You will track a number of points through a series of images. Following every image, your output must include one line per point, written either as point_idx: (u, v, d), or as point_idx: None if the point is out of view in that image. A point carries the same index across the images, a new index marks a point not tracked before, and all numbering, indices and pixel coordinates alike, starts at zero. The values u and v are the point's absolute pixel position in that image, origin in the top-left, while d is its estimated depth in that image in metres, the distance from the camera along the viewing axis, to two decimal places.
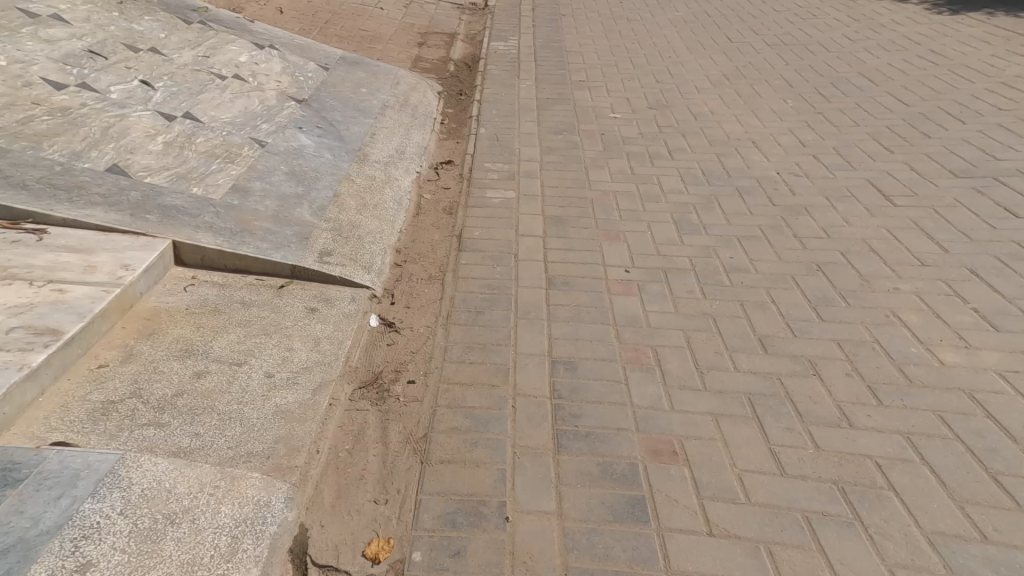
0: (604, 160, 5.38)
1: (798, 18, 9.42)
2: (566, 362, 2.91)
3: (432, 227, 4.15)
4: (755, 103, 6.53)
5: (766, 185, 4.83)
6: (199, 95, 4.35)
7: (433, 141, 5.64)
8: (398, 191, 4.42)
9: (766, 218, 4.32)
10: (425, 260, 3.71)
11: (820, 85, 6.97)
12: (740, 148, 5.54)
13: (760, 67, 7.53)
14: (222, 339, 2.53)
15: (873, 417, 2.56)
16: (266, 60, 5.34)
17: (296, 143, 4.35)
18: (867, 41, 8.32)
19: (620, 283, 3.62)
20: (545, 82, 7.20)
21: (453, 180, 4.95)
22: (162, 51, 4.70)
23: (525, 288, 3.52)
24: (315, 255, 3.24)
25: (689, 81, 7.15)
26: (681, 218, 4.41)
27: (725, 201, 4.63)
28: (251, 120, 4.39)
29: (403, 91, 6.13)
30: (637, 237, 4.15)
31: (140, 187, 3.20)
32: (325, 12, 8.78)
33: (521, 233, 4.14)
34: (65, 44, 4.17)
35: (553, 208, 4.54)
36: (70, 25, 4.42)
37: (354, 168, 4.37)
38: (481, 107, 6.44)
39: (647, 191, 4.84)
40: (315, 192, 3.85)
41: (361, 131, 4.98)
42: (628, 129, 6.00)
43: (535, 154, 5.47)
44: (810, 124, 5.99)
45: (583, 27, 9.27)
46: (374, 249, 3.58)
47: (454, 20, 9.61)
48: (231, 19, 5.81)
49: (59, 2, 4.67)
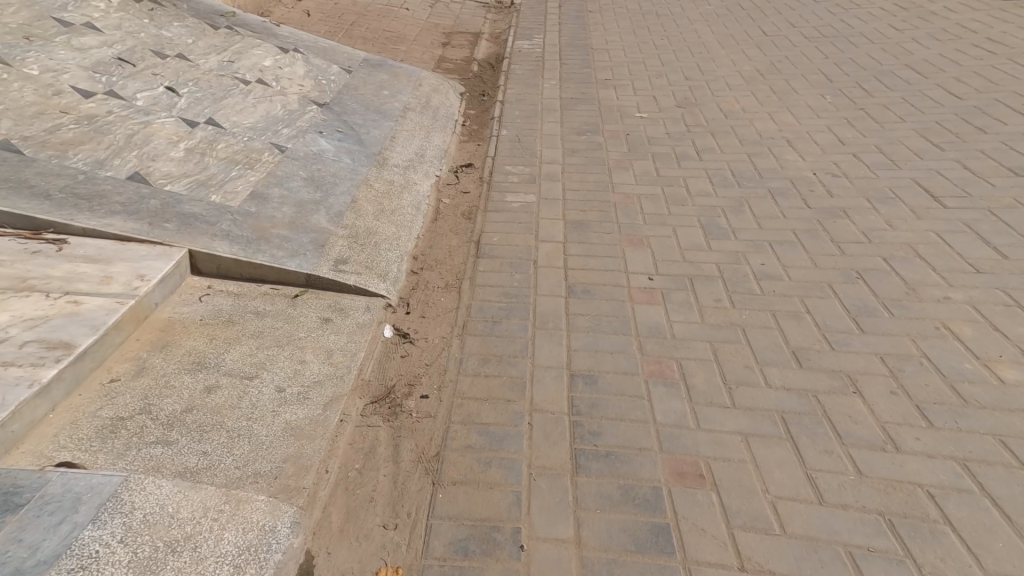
0: (628, 162, 5.23)
1: (837, 8, 9.05)
2: (585, 375, 2.80)
3: (449, 232, 4.09)
4: (791, 99, 6.27)
5: (801, 186, 4.61)
6: (222, 101, 4.35)
7: (453, 143, 5.57)
8: (417, 196, 4.36)
9: (800, 221, 4.11)
10: (442, 268, 3.65)
11: (862, 78, 6.66)
12: (772, 147, 5.31)
13: (796, 61, 7.24)
14: (235, 351, 2.50)
15: (923, 441, 2.37)
16: (289, 64, 5.34)
17: (316, 147, 4.33)
18: (914, 31, 7.93)
19: (643, 290, 3.48)
20: (569, 81, 7.07)
21: (473, 184, 4.88)
22: (188, 56, 4.73)
23: (544, 296, 3.42)
24: (331, 263, 3.21)
25: (720, 78, 6.92)
26: (709, 221, 4.23)
27: (757, 203, 4.43)
28: (272, 125, 4.39)
29: (425, 93, 6.07)
30: (662, 242, 4.00)
31: (160, 195, 3.20)
32: (350, 14, 8.80)
33: (541, 239, 4.04)
34: (95, 52, 4.21)
35: (574, 212, 4.42)
36: (101, 33, 4.45)
37: (373, 172, 4.33)
38: (503, 108, 6.35)
39: (673, 194, 4.67)
40: (333, 198, 3.81)
41: (382, 135, 4.94)
42: (654, 129, 5.83)
43: (558, 156, 5.35)
44: (850, 121, 5.72)
45: (610, 24, 9.09)
46: (390, 256, 3.53)
47: (479, 20, 9.54)
48: (256, 23, 5.84)
49: (91, 9, 4.69)
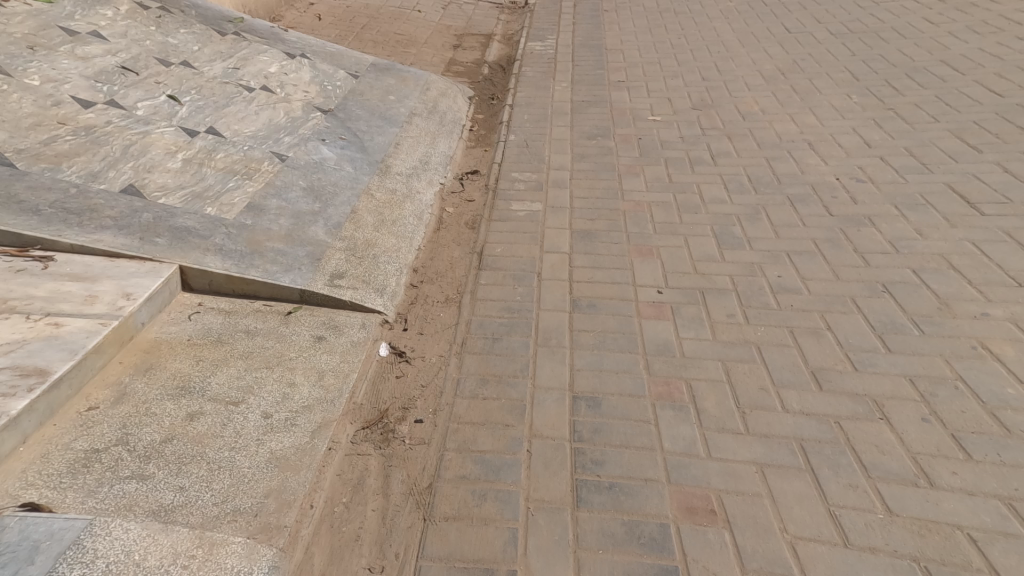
0: (639, 167, 5.07)
1: (865, 2, 8.75)
2: (589, 398, 2.65)
3: (451, 243, 3.98)
4: (814, 100, 6.04)
5: (822, 193, 4.41)
6: (224, 109, 4.28)
7: (460, 149, 5.45)
8: (419, 205, 4.25)
9: (821, 230, 3.91)
10: (441, 281, 3.55)
11: (892, 76, 6.41)
12: (793, 151, 5.11)
13: (821, 59, 6.99)
14: (221, 374, 2.42)
15: (960, 476, 2.18)
16: (295, 70, 5.27)
17: (318, 156, 4.24)
18: (950, 25, 7.63)
19: (653, 305, 3.32)
20: (581, 83, 6.92)
21: (478, 192, 4.76)
22: (193, 63, 4.67)
23: (548, 311, 3.29)
24: (326, 277, 3.12)
25: (738, 78, 6.71)
26: (723, 231, 4.06)
27: (775, 210, 4.24)
28: (274, 133, 4.30)
29: (433, 97, 5.97)
30: (673, 253, 3.83)
31: (154, 209, 3.12)
32: (361, 17, 8.74)
33: (547, 250, 3.90)
34: (98, 61, 4.15)
35: (582, 221, 4.27)
36: (106, 41, 4.39)
37: (375, 181, 4.22)
38: (512, 112, 6.22)
39: (686, 201, 4.50)
40: (332, 208, 3.72)
41: (387, 142, 4.84)
42: (668, 133, 5.65)
43: (566, 162, 5.20)
44: (877, 122, 5.49)
45: (625, 23, 8.90)
46: (388, 270, 3.44)
47: (492, 20, 9.41)
48: (264, 28, 5.78)
49: (98, 16, 4.63)
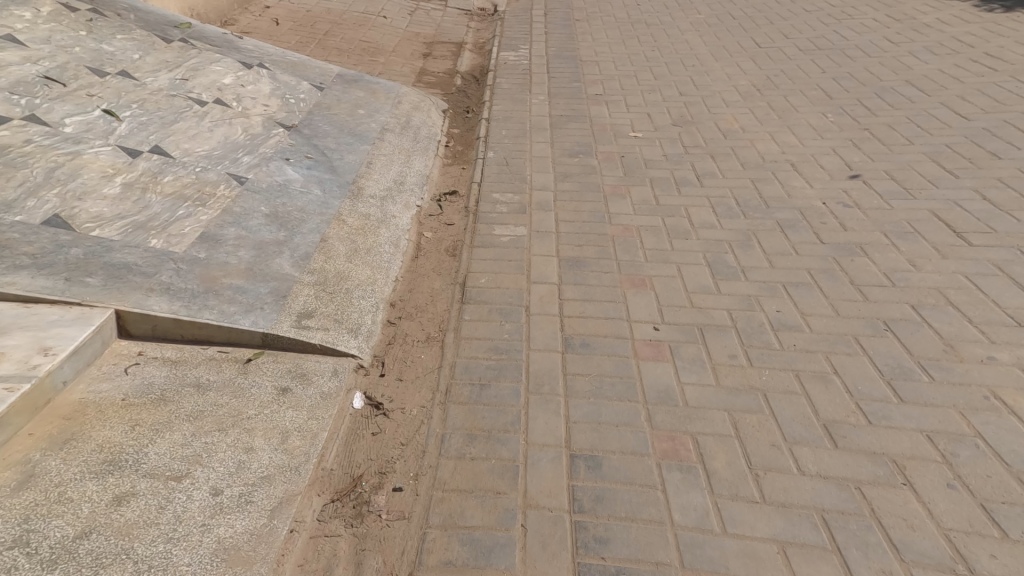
0: (624, 188, 4.88)
1: (829, 18, 8.83)
2: (587, 457, 2.40)
3: (431, 273, 3.75)
4: (792, 118, 5.97)
5: (811, 218, 4.28)
6: (171, 125, 3.98)
7: (437, 168, 5.18)
8: (395, 232, 4.01)
9: (815, 259, 3.76)
10: (421, 318, 3.30)
11: (864, 95, 6.41)
12: (777, 172, 5.00)
13: (794, 76, 6.97)
14: (160, 442, 2.07)
15: (999, 559, 2.00)
16: (253, 81, 4.93)
17: (280, 178, 3.95)
18: (913, 44, 7.72)
19: (649, 344, 3.12)
20: (558, 97, 6.72)
21: (457, 215, 4.52)
22: (134, 74, 4.32)
23: (537, 352, 3.05)
24: (293, 318, 2.84)
25: (715, 94, 6.62)
26: (715, 259, 3.88)
27: (766, 237, 4.09)
28: (231, 153, 4.00)
29: (405, 111, 5.68)
30: (666, 283, 3.63)
31: (84, 242, 2.83)
32: (324, 23, 8.38)
33: (533, 281, 3.67)
34: (15, 69, 3.76)
35: (569, 248, 4.05)
36: (24, 47, 3.99)
37: (345, 206, 3.95)
38: (489, 126, 5.99)
39: (675, 226, 4.31)
40: (299, 237, 3.48)
41: (357, 160, 4.54)
42: (650, 151, 5.48)
43: (549, 182, 4.97)
44: (856, 143, 5.43)
45: (599, 33, 8.77)
46: (362, 306, 3.19)
47: (462, 28, 9.18)
48: (216, 35, 5.41)
49: (14, 19, 4.19)
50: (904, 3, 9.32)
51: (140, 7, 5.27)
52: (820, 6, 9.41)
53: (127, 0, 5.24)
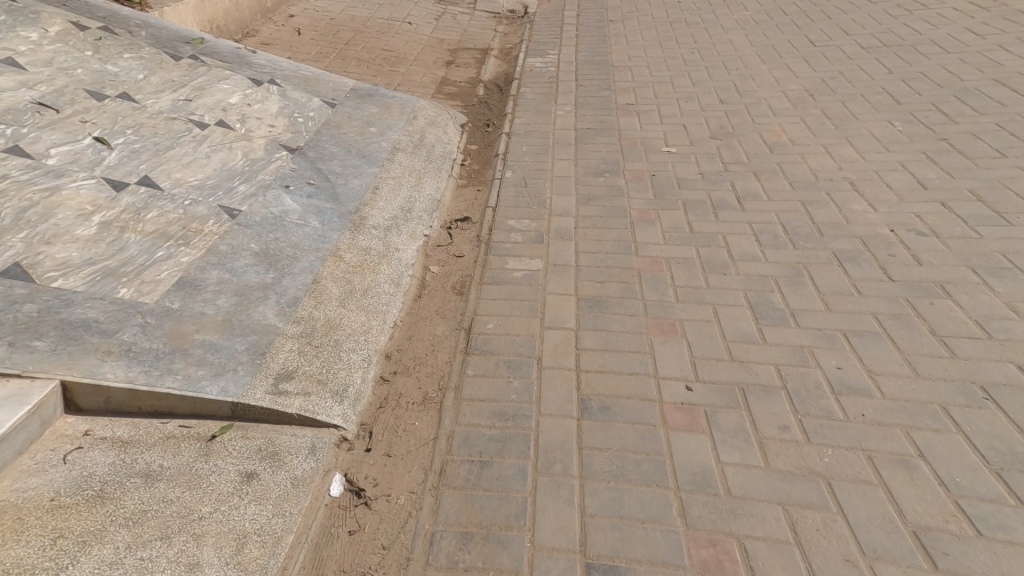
0: (653, 213, 4.40)
1: (897, 10, 8.16)
2: (608, 569, 2.02)
3: (434, 315, 3.42)
4: (849, 127, 5.40)
5: (875, 248, 3.85)
6: (165, 152, 3.69)
7: (449, 190, 4.79)
8: (398, 268, 3.64)
9: (883, 301, 3.36)
10: (418, 374, 2.96)
11: (939, 99, 5.78)
12: (833, 193, 4.47)
13: (853, 77, 6.37)
14: (82, 563, 1.78)
15: None
16: (261, 100, 4.65)
17: (276, 209, 3.62)
18: (1000, 36, 7.01)
19: (680, 408, 2.68)
20: (586, 107, 6.28)
21: (468, 245, 4.14)
22: (134, 96, 4.07)
23: (548, 418, 2.67)
24: (269, 381, 2.49)
25: (762, 101, 6.08)
26: (759, 299, 3.48)
27: (821, 271, 3.68)
28: (225, 181, 3.68)
29: (419, 127, 5.32)
30: (700, 329, 3.25)
31: (41, 297, 2.54)
32: (346, 31, 8.15)
33: (547, 325, 3.33)
34: (9, 95, 3.54)
35: (590, 285, 3.67)
36: (23, 71, 3.78)
37: (344, 239, 3.60)
38: (509, 142, 5.59)
39: (711, 258, 3.88)
40: (289, 279, 3.13)
41: (363, 186, 4.19)
42: (684, 168, 4.99)
43: (571, 206, 4.53)
44: (930, 156, 4.86)
45: (634, 35, 8.30)
46: (351, 360, 2.84)
47: (489, 33, 8.84)
48: (228, 50, 5.17)
49: (19, 40, 4.00)
50: None
51: (154, 22, 5.06)
52: None
53: (140, 16, 5.05)
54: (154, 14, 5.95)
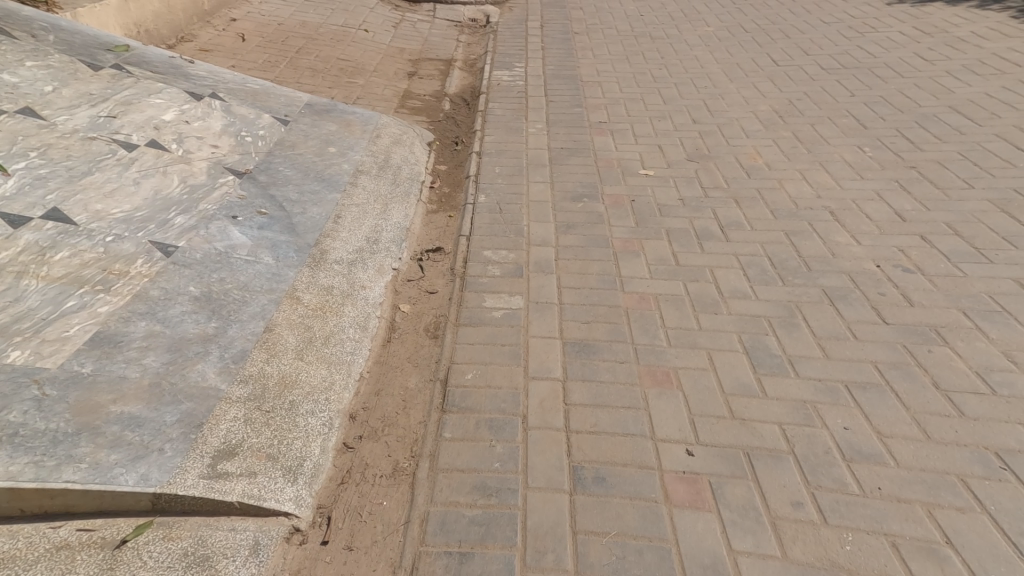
0: (636, 243, 4.16)
1: (851, 31, 8.27)
2: None
3: (405, 365, 3.10)
4: (822, 152, 5.31)
5: (865, 286, 3.68)
6: (80, 178, 3.42)
7: (419, 217, 4.46)
8: (363, 309, 3.33)
9: (882, 347, 3.18)
10: (387, 438, 2.62)
11: (902, 124, 5.77)
12: (815, 224, 4.32)
13: (819, 100, 6.33)
14: None
15: None
16: (201, 116, 4.38)
17: (221, 243, 3.36)
18: (948, 63, 7.15)
19: (681, 477, 2.49)
20: (558, 125, 6.02)
21: (441, 279, 3.82)
22: (39, 111, 3.75)
23: (536, 492, 2.41)
24: (205, 463, 2.13)
25: (734, 122, 5.96)
26: (755, 343, 3.27)
27: (814, 312, 3.49)
28: (159, 212, 3.43)
29: (384, 147, 4.97)
30: (696, 380, 3.03)
31: None
32: (296, 38, 7.72)
33: (532, 375, 3.04)
34: None
35: (575, 326, 3.39)
36: None
37: (303, 278, 3.32)
38: (480, 162, 5.28)
39: (700, 295, 3.66)
40: (235, 329, 2.81)
41: (322, 214, 3.90)
42: (664, 194, 4.77)
43: (550, 235, 4.25)
44: (903, 185, 4.78)
45: (600, 49, 8.13)
46: (309, 427, 2.48)
47: (451, 42, 8.55)
48: (159, 58, 4.93)
49: None
50: (931, 15, 8.77)
51: (65, 26, 4.71)
52: (840, 18, 8.82)
53: (48, 18, 4.69)
54: (64, 16, 5.38)
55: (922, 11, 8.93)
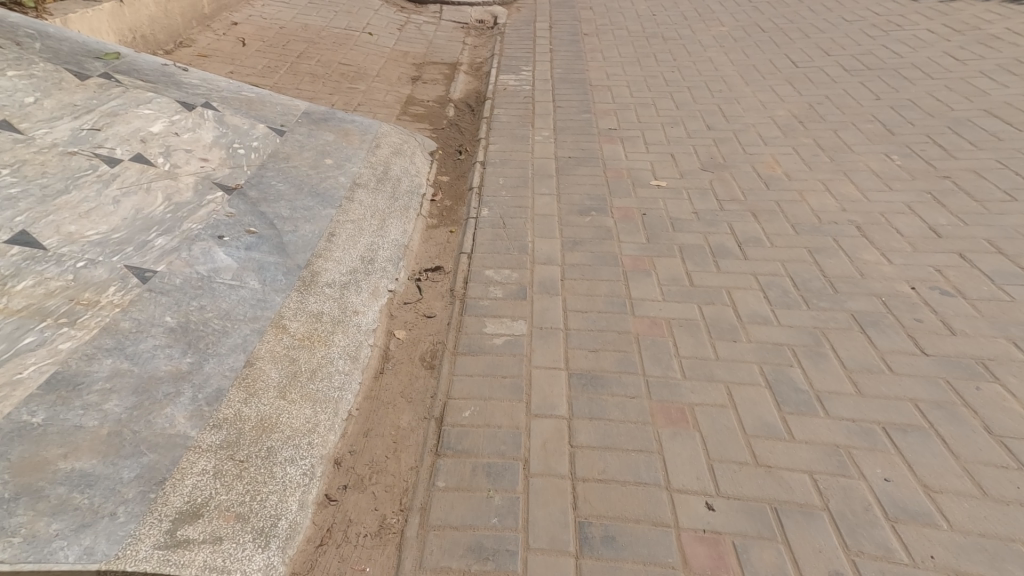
0: (647, 261, 3.89)
1: (873, 30, 7.92)
2: None
3: (398, 400, 2.87)
4: (846, 160, 5.00)
5: (899, 310, 3.39)
6: (54, 198, 3.23)
7: (418, 233, 4.23)
8: (355, 337, 3.10)
9: (921, 383, 2.91)
10: (374, 488, 2.40)
11: (932, 129, 5.45)
12: (842, 240, 4.02)
13: (841, 104, 6.02)
14: None
15: None
16: (191, 128, 4.18)
17: (203, 268, 3.15)
18: (980, 62, 6.80)
19: (701, 537, 2.28)
20: (565, 132, 5.77)
21: (440, 301, 3.58)
22: (17, 124, 3.56)
23: (538, 555, 2.19)
24: (163, 529, 1.93)
25: (751, 128, 5.66)
26: (778, 376, 2.99)
27: (844, 340, 3.20)
28: (138, 234, 3.24)
29: (383, 157, 4.75)
30: (715, 418, 2.77)
31: None
32: (297, 42, 7.53)
33: (535, 413, 2.79)
34: None
35: (582, 355, 3.13)
36: None
37: (289, 304, 3.09)
38: (483, 172, 5.04)
39: (718, 320, 3.38)
40: (212, 364, 2.59)
41: (315, 232, 3.68)
42: (677, 206, 4.49)
43: (555, 252, 3.99)
44: (937, 197, 4.46)
45: (610, 51, 7.86)
46: (287, 478, 2.26)
47: (456, 45, 8.32)
48: (152, 67, 4.74)
49: None
50: (960, 11, 8.39)
51: (54, 33, 4.55)
52: (863, 16, 8.46)
53: (39, 26, 4.54)
54: (53, 22, 5.21)
55: (950, 8, 8.56)
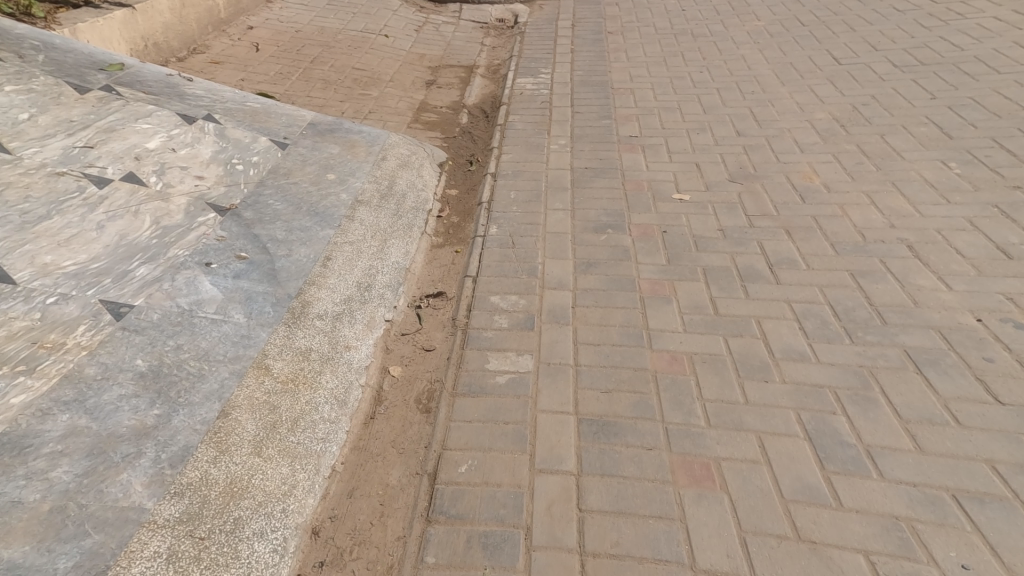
0: (668, 286, 3.52)
1: (929, 21, 7.32)
2: None
3: (389, 452, 2.60)
4: (895, 169, 4.53)
5: (963, 347, 2.96)
6: (32, 225, 2.98)
7: (420, 254, 3.94)
8: (345, 377, 2.83)
9: (996, 440, 2.50)
10: (354, 565, 2.18)
11: (999, 132, 4.92)
12: (892, 261, 3.59)
13: (891, 104, 5.52)
14: None
15: None
16: (189, 142, 3.96)
17: (186, 299, 2.89)
18: None
19: None
20: (583, 140, 5.41)
21: (440, 332, 3.29)
22: (7, 143, 3.37)
23: None
24: None
25: (787, 132, 5.22)
26: (821, 427, 2.60)
27: (899, 382, 2.79)
28: (121, 263, 3.00)
29: (388, 171, 4.47)
30: (747, 478, 2.41)
31: None
32: (312, 47, 7.33)
33: (540, 468, 2.46)
34: None
35: (594, 398, 2.79)
36: None
37: (275, 340, 2.82)
38: (494, 185, 4.73)
39: (747, 356, 2.99)
40: (181, 416, 2.33)
41: (310, 256, 3.41)
42: (702, 223, 4.11)
43: (566, 275, 3.65)
44: (1006, 211, 3.98)
45: (636, 50, 7.46)
46: (254, 557, 2.05)
47: (475, 46, 8.02)
48: (155, 76, 4.54)
49: None
50: None
51: (60, 44, 4.39)
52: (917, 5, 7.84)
53: (42, 35, 4.37)
54: (61, 33, 5.09)
55: None
